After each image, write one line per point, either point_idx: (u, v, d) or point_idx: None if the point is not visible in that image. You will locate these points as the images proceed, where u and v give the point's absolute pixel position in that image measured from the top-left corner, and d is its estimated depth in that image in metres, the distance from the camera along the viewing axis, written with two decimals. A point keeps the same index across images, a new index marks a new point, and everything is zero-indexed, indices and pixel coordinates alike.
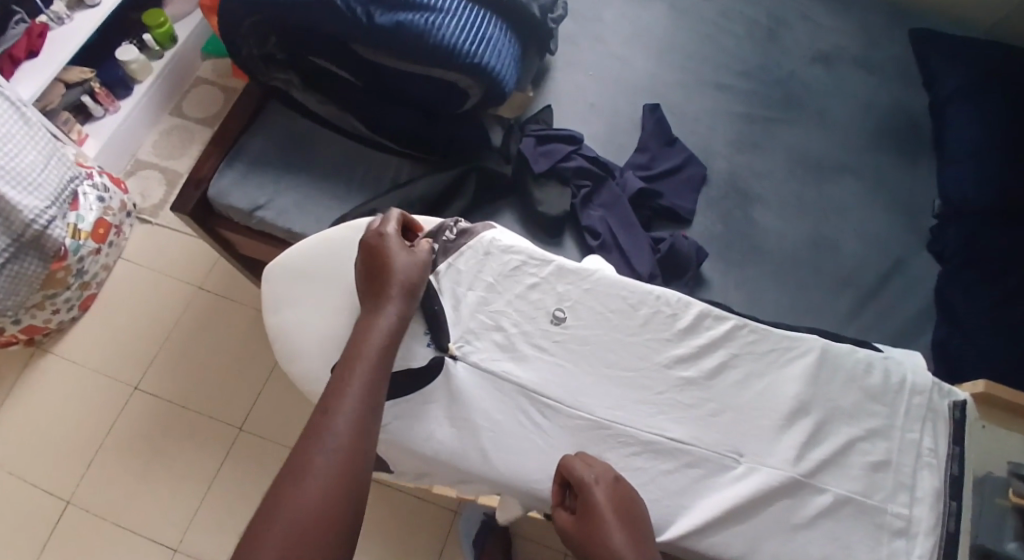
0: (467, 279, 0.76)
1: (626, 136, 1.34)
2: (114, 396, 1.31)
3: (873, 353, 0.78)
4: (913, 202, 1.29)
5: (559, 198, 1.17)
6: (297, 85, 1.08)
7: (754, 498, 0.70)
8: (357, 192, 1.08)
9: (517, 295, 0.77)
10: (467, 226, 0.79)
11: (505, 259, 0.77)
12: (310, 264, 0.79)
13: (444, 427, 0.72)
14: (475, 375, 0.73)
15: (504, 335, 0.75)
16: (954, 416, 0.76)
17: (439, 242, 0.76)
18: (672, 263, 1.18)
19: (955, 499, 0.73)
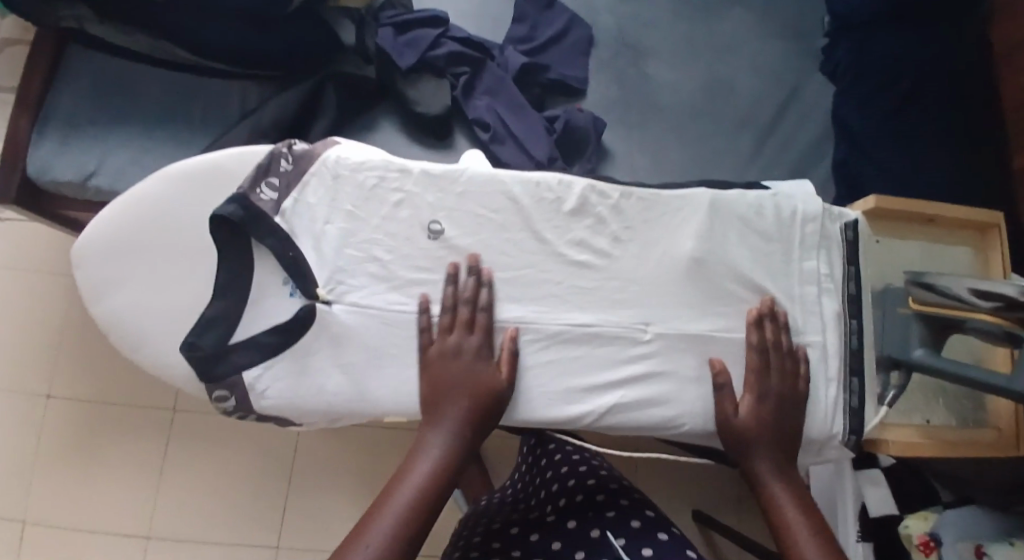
0: (322, 213, 0.66)
1: (500, 6, 1.21)
2: (24, 409, 1.22)
3: (762, 192, 0.75)
4: (802, 24, 1.25)
5: (436, 94, 1.07)
6: (92, 18, 0.96)
7: (664, 363, 0.70)
8: (202, 134, 1.01)
9: (384, 217, 0.67)
10: (303, 146, 0.68)
11: (361, 178, 0.67)
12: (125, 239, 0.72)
13: (335, 374, 0.66)
14: (357, 315, 0.66)
15: (380, 266, 0.67)
16: (847, 237, 0.76)
17: (279, 176, 0.66)
18: (570, 141, 1.11)
19: (855, 317, 0.75)
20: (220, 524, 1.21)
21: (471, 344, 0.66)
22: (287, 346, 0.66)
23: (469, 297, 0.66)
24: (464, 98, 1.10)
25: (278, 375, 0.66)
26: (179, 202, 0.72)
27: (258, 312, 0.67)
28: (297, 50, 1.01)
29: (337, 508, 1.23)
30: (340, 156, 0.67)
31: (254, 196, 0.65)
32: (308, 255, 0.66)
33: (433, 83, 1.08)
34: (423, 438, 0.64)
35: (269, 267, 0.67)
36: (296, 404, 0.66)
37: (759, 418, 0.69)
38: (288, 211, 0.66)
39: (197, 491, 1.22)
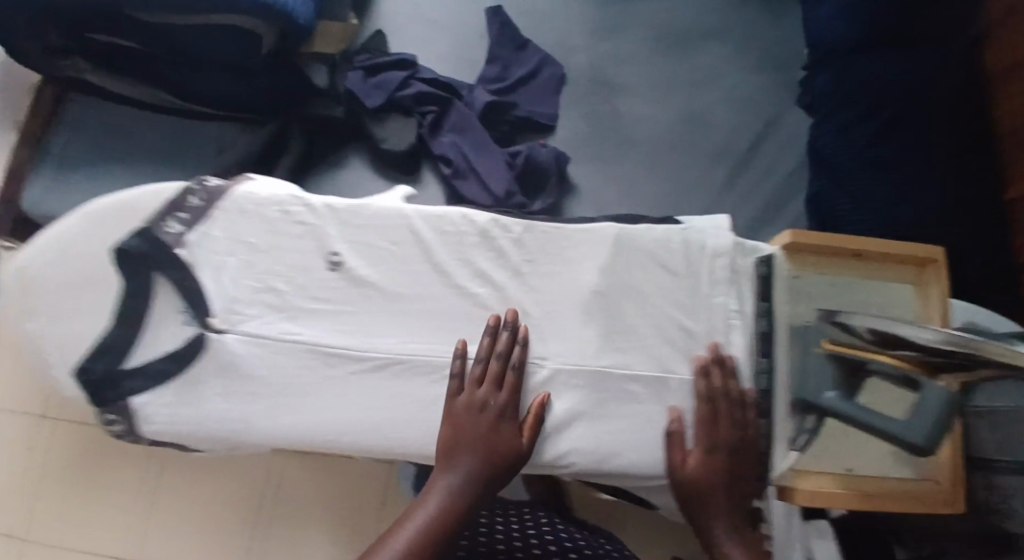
0: (224, 246, 0.69)
1: (474, 49, 1.25)
2: None
3: (676, 228, 0.74)
4: (782, 56, 1.22)
5: (402, 132, 1.11)
6: (86, 68, 1.03)
7: (554, 398, 0.70)
8: (178, 170, 1.06)
9: (285, 249, 0.70)
10: (216, 183, 0.72)
11: (266, 212, 0.70)
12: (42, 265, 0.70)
13: (218, 404, 0.67)
14: (248, 343, 0.67)
15: (277, 296, 0.69)
16: (761, 272, 0.74)
17: (186, 211, 0.69)
18: (531, 177, 1.13)
19: (765, 355, 0.73)
20: None
21: (497, 399, 0.66)
22: (174, 376, 0.67)
23: (503, 351, 0.67)
24: (429, 135, 1.12)
25: (165, 404, 0.67)
26: (88, 233, 0.70)
27: (155, 343, 0.69)
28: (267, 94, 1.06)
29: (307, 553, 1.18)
30: (247, 191, 0.71)
31: (159, 230, 0.68)
32: (206, 286, 0.69)
33: (399, 121, 1.12)
34: (438, 478, 0.65)
35: (168, 298, 0.69)
36: (178, 432, 0.67)
37: (712, 466, 0.68)
38: (191, 244, 0.69)
39: None
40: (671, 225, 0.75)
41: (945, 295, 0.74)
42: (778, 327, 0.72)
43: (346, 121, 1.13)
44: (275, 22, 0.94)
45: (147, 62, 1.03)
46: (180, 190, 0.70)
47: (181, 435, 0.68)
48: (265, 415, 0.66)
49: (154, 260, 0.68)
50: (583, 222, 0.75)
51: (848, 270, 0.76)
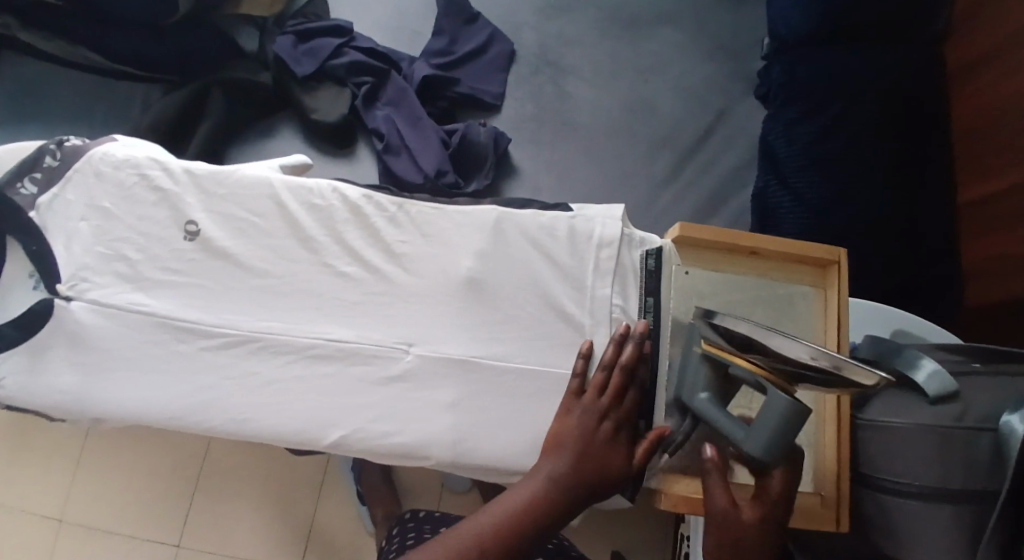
0: (77, 209, 0.67)
1: (421, 21, 1.22)
2: None
3: (558, 216, 0.71)
4: (738, 43, 1.18)
5: (334, 101, 1.09)
6: (15, 24, 1.01)
7: (415, 387, 0.66)
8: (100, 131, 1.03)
9: (142, 215, 0.68)
10: (76, 144, 0.69)
11: (122, 175, 0.68)
12: None
13: (65, 373, 0.64)
14: (93, 311, 0.65)
15: (129, 265, 0.67)
16: (648, 266, 0.69)
17: (42, 171, 0.67)
18: (467, 155, 1.09)
19: (647, 354, 0.68)
20: None
21: (614, 409, 0.65)
22: (25, 341, 0.65)
23: (627, 362, 0.65)
24: (364, 107, 1.10)
25: (14, 371, 0.65)
26: None
27: (4, 309, 0.66)
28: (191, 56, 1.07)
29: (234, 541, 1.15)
30: (104, 153, 0.68)
31: (12, 191, 0.66)
32: (56, 249, 0.66)
33: (333, 90, 1.10)
34: (537, 463, 0.64)
35: (23, 263, 0.67)
36: (29, 401, 0.65)
37: (751, 510, 0.62)
38: (43, 206, 0.67)
39: None
40: (559, 212, 0.72)
41: (844, 298, 0.71)
42: (660, 324, 0.68)
43: (273, 88, 1.10)
44: None
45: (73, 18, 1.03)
46: (36, 150, 0.67)
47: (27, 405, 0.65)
48: (114, 386, 0.64)
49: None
50: (468, 204, 0.73)
51: (744, 269, 0.74)
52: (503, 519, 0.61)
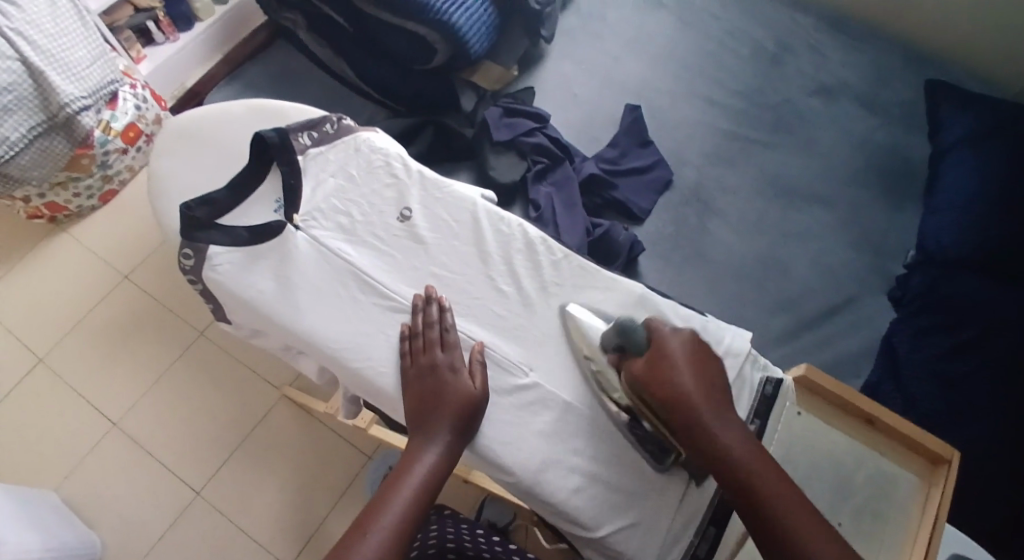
0: (331, 167, 0.82)
1: (601, 130, 1.36)
2: (103, 280, 1.49)
3: (697, 317, 0.77)
4: (886, 245, 1.24)
5: (512, 167, 1.24)
6: (303, 26, 1.32)
7: (527, 409, 0.71)
8: None
9: (373, 190, 0.81)
10: (350, 124, 0.85)
11: (373, 157, 0.82)
12: (196, 124, 0.87)
13: (267, 282, 0.76)
14: (312, 244, 0.77)
15: (348, 221, 0.79)
16: (764, 390, 0.74)
17: (318, 132, 0.83)
18: (604, 249, 1.19)
19: None
20: (175, 445, 1.36)
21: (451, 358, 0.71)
22: (252, 244, 0.77)
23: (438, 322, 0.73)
24: (532, 180, 1.23)
25: (232, 261, 0.76)
26: (241, 116, 0.87)
27: (244, 216, 0.79)
28: (419, 96, 1.29)
29: (267, 488, 1.33)
30: (367, 137, 0.83)
31: (294, 136, 0.81)
32: (304, 189, 0.80)
33: (514, 160, 1.25)
34: (413, 451, 0.66)
35: (275, 189, 0.81)
36: (227, 290, 0.76)
37: (654, 364, 0.64)
38: (310, 155, 0.82)
39: (172, 408, 1.39)
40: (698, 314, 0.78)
41: (946, 494, 0.71)
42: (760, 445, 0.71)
43: (470, 140, 1.27)
44: (452, 42, 1.19)
45: (344, 38, 1.29)
46: (322, 116, 0.83)
47: (224, 293, 0.77)
48: (298, 306, 0.75)
49: (277, 151, 0.79)
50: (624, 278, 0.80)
51: (856, 433, 0.76)
52: (407, 508, 0.63)
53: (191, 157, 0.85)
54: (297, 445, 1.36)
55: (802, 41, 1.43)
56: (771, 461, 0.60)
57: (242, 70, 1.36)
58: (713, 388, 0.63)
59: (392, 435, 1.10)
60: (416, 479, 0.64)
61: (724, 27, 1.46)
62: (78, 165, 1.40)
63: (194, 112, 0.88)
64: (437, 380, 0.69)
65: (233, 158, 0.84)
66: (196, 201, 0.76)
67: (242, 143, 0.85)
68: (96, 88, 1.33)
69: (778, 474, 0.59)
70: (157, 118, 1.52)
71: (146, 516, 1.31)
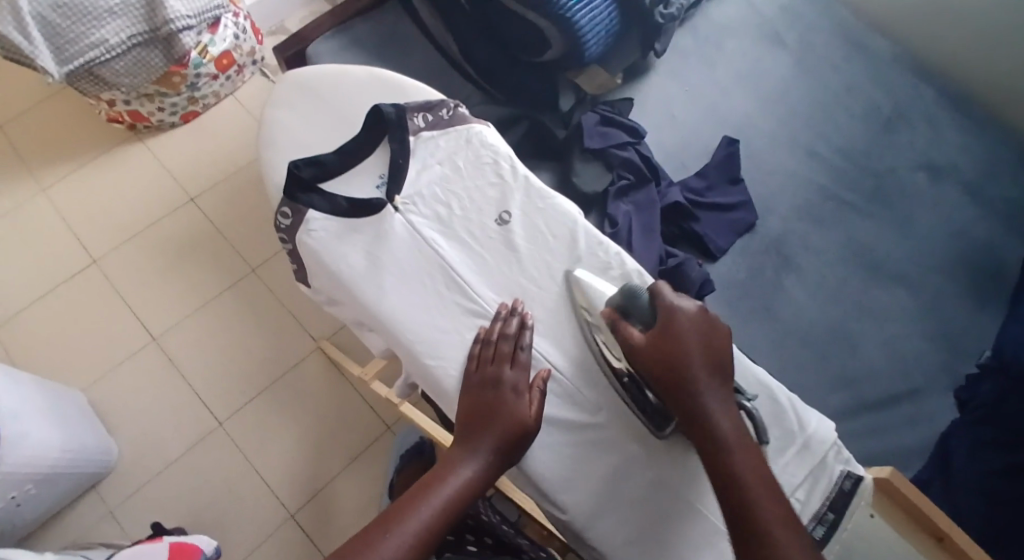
0: (439, 153, 0.82)
1: (693, 159, 1.34)
2: (169, 197, 1.49)
3: (784, 392, 0.78)
4: (961, 341, 1.23)
5: (596, 179, 1.22)
6: None
7: (591, 447, 0.71)
8: None
9: (476, 186, 0.81)
10: (465, 113, 0.86)
11: (483, 152, 0.82)
12: (319, 83, 0.88)
13: (358, 257, 0.77)
14: (406, 230, 0.78)
15: (447, 212, 0.79)
16: (842, 484, 0.74)
17: (434, 116, 0.84)
18: (674, 282, 1.17)
19: None
20: (206, 372, 1.37)
21: (515, 373, 0.69)
22: (349, 216, 0.78)
23: (513, 333, 0.71)
24: (613, 196, 1.20)
25: (325, 229, 0.78)
26: (362, 82, 0.87)
27: (347, 185, 0.81)
28: (523, 89, 1.26)
29: (286, 436, 1.33)
30: (480, 130, 0.83)
31: (410, 116, 0.83)
32: (409, 171, 0.81)
33: (598, 170, 1.23)
34: (453, 461, 0.65)
35: (379, 163, 0.82)
36: (316, 256, 0.78)
37: (664, 329, 0.69)
38: (422, 138, 0.83)
39: (211, 337, 1.39)
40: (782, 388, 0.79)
41: None
42: (827, 537, 0.72)
43: (561, 141, 1.24)
44: (568, 40, 1.16)
45: (458, 9, 1.25)
46: (440, 100, 0.84)
47: (312, 259, 0.78)
48: (384, 289, 0.76)
49: (392, 125, 0.81)
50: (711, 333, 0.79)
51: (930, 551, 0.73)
52: (432, 517, 0.62)
53: (307, 114, 0.86)
54: (321, 397, 1.36)
55: (918, 112, 1.40)
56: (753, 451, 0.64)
57: (354, 26, 1.33)
58: (720, 377, 0.67)
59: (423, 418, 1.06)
60: (451, 488, 0.64)
61: (841, 80, 1.43)
62: (169, 83, 1.43)
63: (318, 70, 0.89)
64: (496, 397, 0.68)
65: (348, 122, 0.85)
66: (305, 162, 0.79)
67: (358, 110, 0.85)
68: (201, 10, 1.37)
69: (760, 466, 0.63)
70: (251, 50, 1.57)
71: (165, 436, 1.32)
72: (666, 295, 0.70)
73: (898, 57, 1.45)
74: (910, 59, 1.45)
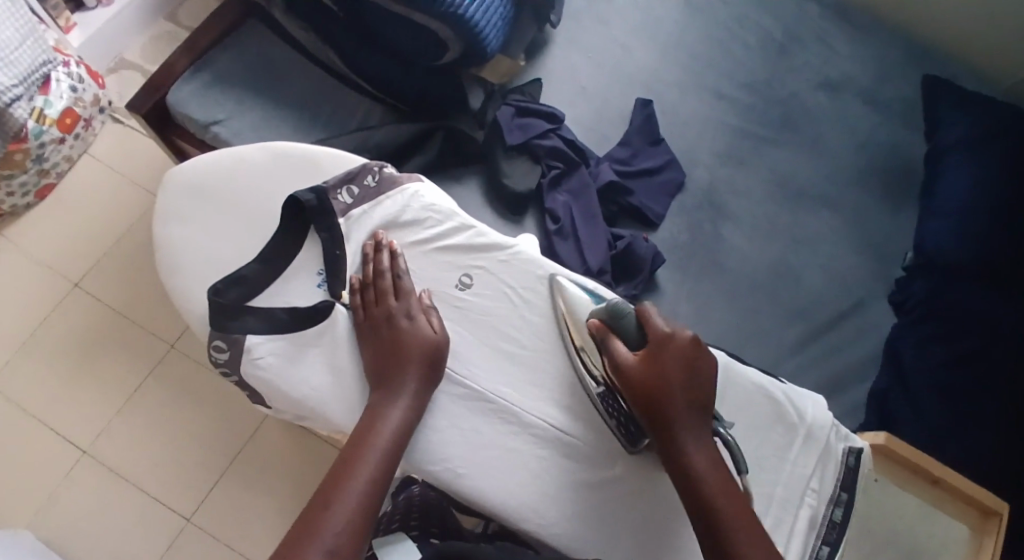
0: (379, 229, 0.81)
1: (612, 127, 1.31)
2: (49, 288, 1.32)
3: (776, 386, 0.78)
4: (890, 249, 1.25)
5: (527, 176, 1.16)
6: (278, 6, 1.14)
7: (609, 492, 0.73)
8: (322, 129, 1.16)
9: (426, 254, 0.81)
10: (390, 172, 0.84)
11: (425, 215, 0.82)
12: (204, 180, 0.84)
13: (320, 370, 0.76)
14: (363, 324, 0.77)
15: None
16: (849, 460, 0.77)
17: (359, 186, 0.82)
18: (626, 264, 1.15)
19: (828, 544, 0.74)
20: (155, 471, 1.25)
21: (402, 304, 0.75)
22: (293, 331, 0.77)
23: (392, 268, 0.77)
24: (548, 188, 1.16)
25: (272, 352, 0.76)
26: (250, 165, 0.84)
27: (281, 293, 0.78)
28: (427, 97, 1.16)
29: (263, 510, 1.24)
30: (415, 190, 0.83)
31: (332, 194, 0.81)
32: (349, 256, 0.80)
33: (526, 165, 1.17)
34: (379, 409, 0.71)
35: (313, 257, 0.80)
36: (272, 383, 0.76)
37: (653, 355, 0.70)
38: (353, 216, 0.81)
39: (145, 431, 1.27)
40: (773, 379, 0.80)
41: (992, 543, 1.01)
42: (847, 518, 0.75)
43: (481, 145, 1.17)
44: (466, 37, 1.07)
45: (333, 21, 1.14)
46: (363, 167, 0.82)
47: (270, 388, 0.76)
48: (361, 392, 0.75)
49: (316, 213, 0.79)
50: None
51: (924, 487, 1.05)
52: (377, 466, 0.67)
53: (206, 219, 0.83)
54: (285, 458, 1.27)
55: (810, 30, 1.41)
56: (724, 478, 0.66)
57: (218, 58, 1.17)
58: (704, 409, 0.69)
59: None
60: (385, 433, 0.69)
61: (730, 12, 1.42)
62: (10, 163, 1.23)
63: (194, 165, 0.85)
64: (394, 333, 0.74)
65: (253, 215, 0.82)
66: (224, 282, 0.77)
67: (267, 197, 0.83)
68: (28, 74, 1.19)
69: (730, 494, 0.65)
70: (94, 98, 1.36)
71: (133, 549, 1.21)
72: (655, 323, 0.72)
73: None
74: None
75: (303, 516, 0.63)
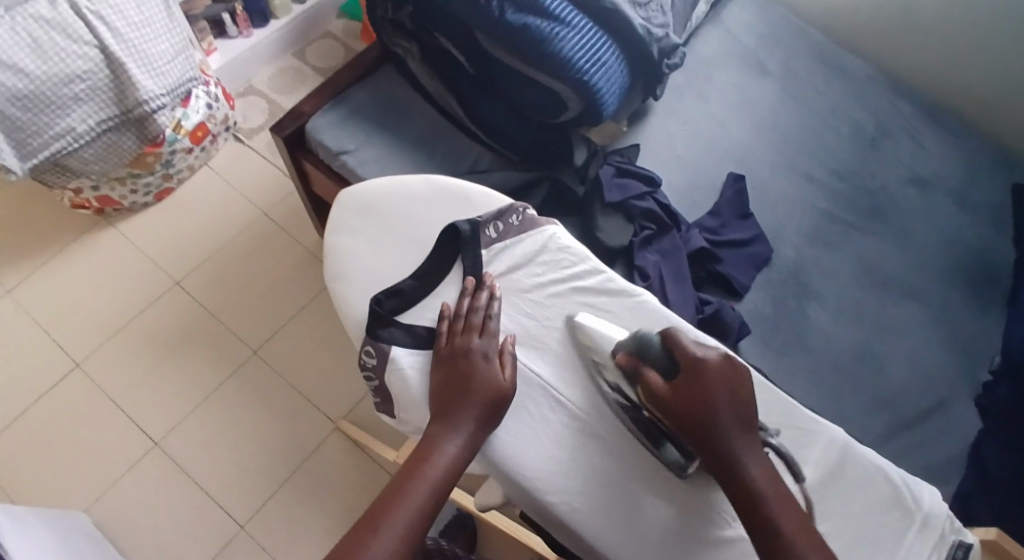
0: (517, 263, 0.91)
1: (703, 196, 1.35)
2: (152, 283, 1.43)
3: (894, 470, 0.82)
4: (975, 348, 1.24)
5: (620, 232, 1.20)
6: (415, 55, 1.23)
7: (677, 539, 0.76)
8: (435, 165, 1.23)
9: (558, 292, 0.89)
10: (532, 215, 0.95)
11: (561, 256, 0.91)
12: (372, 200, 0.98)
13: None
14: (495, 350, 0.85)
15: (535, 323, 0.87)
16: (957, 554, 0.79)
17: (504, 224, 0.93)
18: (713, 329, 1.16)
19: None
20: (218, 473, 1.27)
21: (478, 342, 0.83)
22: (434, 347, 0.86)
23: (478, 305, 0.86)
24: (640, 247, 1.18)
25: (413, 363, 0.85)
26: (413, 194, 0.98)
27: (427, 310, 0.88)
28: (532, 151, 1.24)
29: (316, 528, 1.24)
30: (554, 233, 0.93)
31: (483, 228, 0.92)
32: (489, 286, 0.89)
33: (621, 222, 1.21)
34: (440, 440, 0.76)
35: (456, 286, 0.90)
36: (407, 391, 0.84)
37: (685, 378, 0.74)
38: (495, 249, 0.91)
39: (213, 433, 1.30)
40: (893, 467, 0.83)
41: None
42: None
43: (579, 197, 1.23)
44: (586, 102, 1.14)
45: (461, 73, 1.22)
46: (510, 208, 0.93)
47: (403, 396, 0.84)
48: None
49: (467, 242, 0.90)
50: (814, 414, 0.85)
51: None
52: (426, 496, 0.73)
53: (370, 234, 0.96)
54: (347, 482, 1.27)
55: (901, 128, 1.46)
56: (790, 503, 0.69)
57: (352, 94, 1.27)
58: (744, 419, 0.73)
59: (505, 521, 1.18)
60: (441, 465, 0.75)
61: (824, 103, 1.48)
62: (142, 163, 1.40)
63: (367, 187, 1.00)
64: (469, 370, 0.81)
65: (408, 237, 0.95)
66: (385, 294, 0.88)
67: (424, 223, 0.96)
68: (174, 86, 1.34)
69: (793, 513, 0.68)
70: (224, 117, 1.53)
71: (184, 548, 1.22)
72: (683, 345, 0.76)
73: (871, 76, 1.52)
74: (883, 77, 1.53)
75: (352, 531, 0.70)
